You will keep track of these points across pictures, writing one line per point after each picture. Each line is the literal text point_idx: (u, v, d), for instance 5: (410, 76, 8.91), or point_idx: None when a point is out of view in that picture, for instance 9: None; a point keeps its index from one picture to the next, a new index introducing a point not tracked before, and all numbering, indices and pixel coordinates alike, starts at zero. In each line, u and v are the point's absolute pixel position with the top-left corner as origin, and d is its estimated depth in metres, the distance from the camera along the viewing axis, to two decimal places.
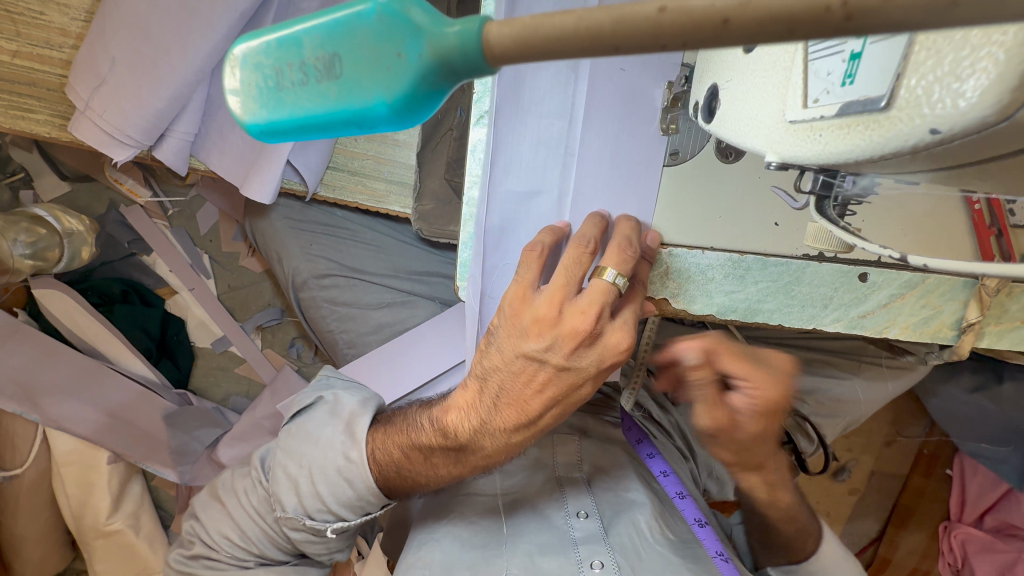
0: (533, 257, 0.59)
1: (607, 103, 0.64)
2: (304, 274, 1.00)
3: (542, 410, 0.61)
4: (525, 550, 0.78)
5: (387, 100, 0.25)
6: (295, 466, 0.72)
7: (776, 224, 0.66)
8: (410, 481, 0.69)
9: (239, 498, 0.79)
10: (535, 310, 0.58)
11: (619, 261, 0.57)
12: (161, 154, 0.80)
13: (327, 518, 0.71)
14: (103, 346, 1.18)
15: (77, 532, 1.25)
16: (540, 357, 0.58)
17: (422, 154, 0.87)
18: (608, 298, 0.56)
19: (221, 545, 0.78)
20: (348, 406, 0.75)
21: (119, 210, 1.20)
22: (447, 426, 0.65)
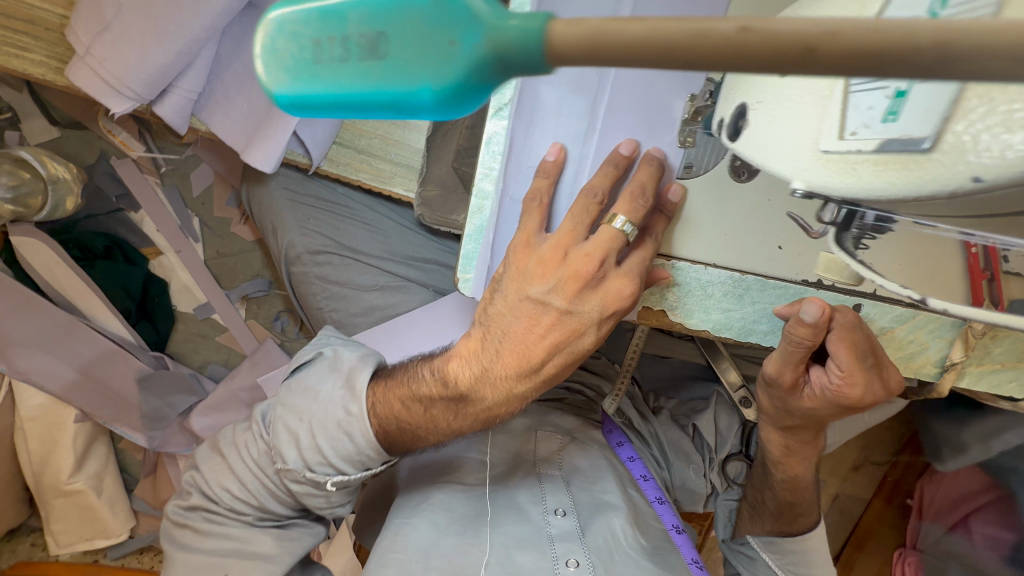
0: (535, 207, 0.61)
1: (634, 85, 0.61)
2: (299, 248, 0.98)
3: (544, 358, 0.62)
4: (503, 544, 0.77)
5: (433, 88, 0.24)
6: (297, 420, 0.67)
7: (778, 248, 0.67)
8: (411, 435, 0.65)
9: (240, 451, 0.70)
10: (539, 254, 0.60)
11: (630, 208, 0.59)
12: (161, 110, 0.75)
13: (328, 472, 0.66)
14: (81, 301, 1.15)
15: (37, 488, 1.23)
16: (545, 300, 0.60)
17: (432, 138, 0.86)
18: (616, 245, 0.58)
19: (221, 497, 0.69)
20: (348, 361, 0.70)
21: (109, 162, 1.15)
22: (448, 373, 0.64)
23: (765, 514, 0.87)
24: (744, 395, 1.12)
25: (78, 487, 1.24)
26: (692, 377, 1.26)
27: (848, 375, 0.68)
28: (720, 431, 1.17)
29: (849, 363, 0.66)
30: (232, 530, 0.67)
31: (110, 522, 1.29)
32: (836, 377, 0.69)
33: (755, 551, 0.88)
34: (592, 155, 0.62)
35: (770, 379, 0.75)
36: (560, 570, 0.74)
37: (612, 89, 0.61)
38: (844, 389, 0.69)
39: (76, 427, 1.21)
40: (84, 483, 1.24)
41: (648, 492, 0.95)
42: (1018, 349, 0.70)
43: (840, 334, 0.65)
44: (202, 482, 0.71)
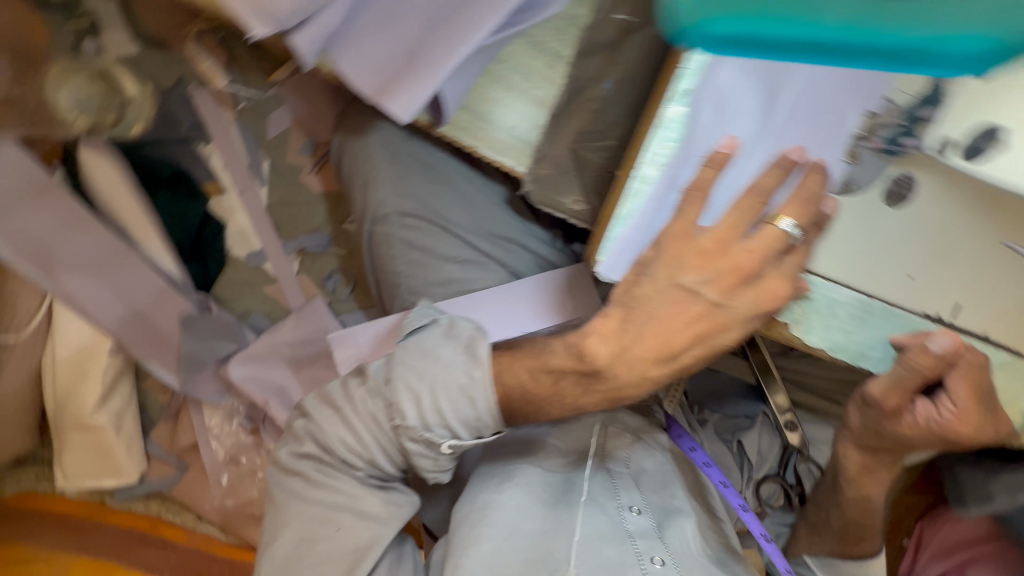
0: (699, 197, 0.58)
1: (815, 92, 0.60)
2: (389, 208, 0.95)
3: (684, 346, 0.60)
4: (586, 534, 0.75)
5: None
6: (416, 379, 0.64)
7: (908, 277, 0.67)
8: (534, 406, 0.66)
9: (354, 406, 0.66)
10: (697, 244, 0.58)
11: (799, 211, 0.57)
12: (298, 40, 0.71)
13: (443, 434, 0.64)
14: (136, 229, 1.09)
15: (57, 417, 1.17)
16: (697, 290, 0.58)
17: (555, 118, 0.83)
18: (779, 245, 0.57)
19: (336, 449, 0.66)
20: (466, 330, 0.68)
21: (186, 89, 1.08)
22: (585, 348, 0.62)
23: (824, 533, 0.88)
24: (790, 419, 1.14)
25: (99, 423, 1.18)
26: (739, 395, 1.26)
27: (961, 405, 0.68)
28: (761, 451, 1.20)
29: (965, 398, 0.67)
30: (344, 486, 0.66)
31: (124, 463, 1.23)
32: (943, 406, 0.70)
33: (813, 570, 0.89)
34: (758, 156, 0.60)
35: (871, 400, 0.75)
36: (646, 567, 0.73)
37: (794, 92, 0.60)
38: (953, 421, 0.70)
39: (107, 360, 1.14)
40: (106, 419, 1.18)
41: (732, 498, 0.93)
42: None
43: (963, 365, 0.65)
44: (315, 429, 0.68)
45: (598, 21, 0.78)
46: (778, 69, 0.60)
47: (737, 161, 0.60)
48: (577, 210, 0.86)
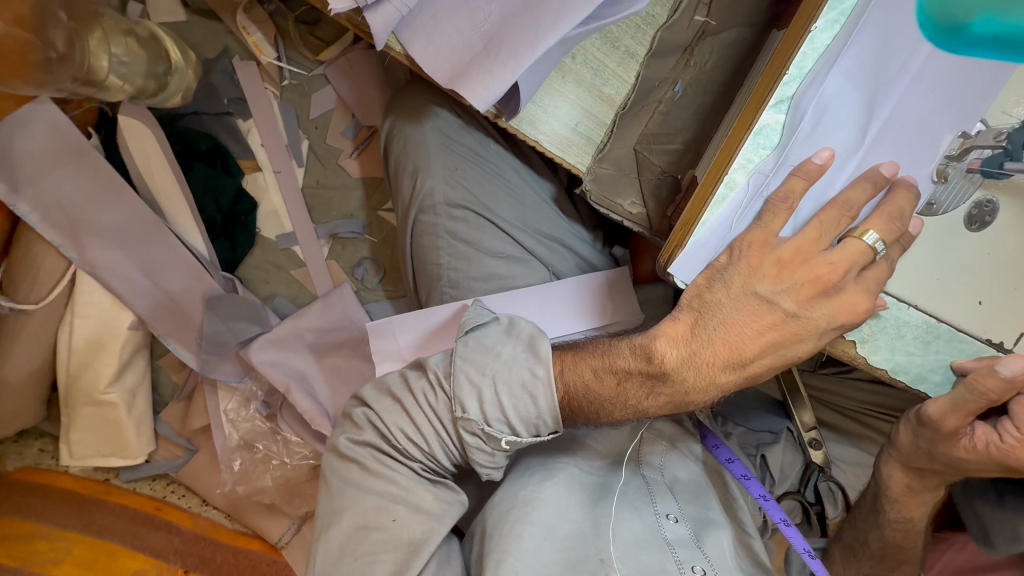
0: (783, 208, 0.56)
1: (913, 110, 0.59)
2: (438, 198, 0.93)
3: (756, 355, 0.59)
4: (627, 541, 0.73)
5: None
6: (477, 373, 0.62)
7: (980, 303, 0.66)
8: (596, 407, 0.63)
9: (414, 397, 0.64)
10: (778, 253, 0.57)
11: (884, 227, 0.56)
12: (372, 19, 0.69)
13: (503, 430, 0.61)
14: (167, 202, 1.05)
15: (69, 392, 1.13)
16: (772, 300, 0.57)
17: (622, 116, 0.81)
18: (862, 260, 0.56)
19: (393, 437, 0.64)
20: (527, 330, 0.64)
21: (230, 60, 1.06)
22: (653, 350, 0.61)
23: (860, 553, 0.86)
24: (813, 437, 1.17)
25: (112, 399, 1.14)
26: (765, 410, 1.24)
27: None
28: (783, 468, 1.19)
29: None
30: (399, 478, 0.63)
31: (133, 442, 1.19)
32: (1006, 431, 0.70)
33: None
34: (849, 168, 0.58)
35: (928, 420, 0.74)
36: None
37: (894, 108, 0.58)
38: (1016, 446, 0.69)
39: (127, 335, 1.11)
40: (118, 396, 1.14)
41: (772, 512, 0.87)
42: None
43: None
44: (377, 420, 0.66)
45: (675, 21, 0.77)
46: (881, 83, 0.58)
47: (829, 172, 0.58)
48: (634, 213, 0.84)
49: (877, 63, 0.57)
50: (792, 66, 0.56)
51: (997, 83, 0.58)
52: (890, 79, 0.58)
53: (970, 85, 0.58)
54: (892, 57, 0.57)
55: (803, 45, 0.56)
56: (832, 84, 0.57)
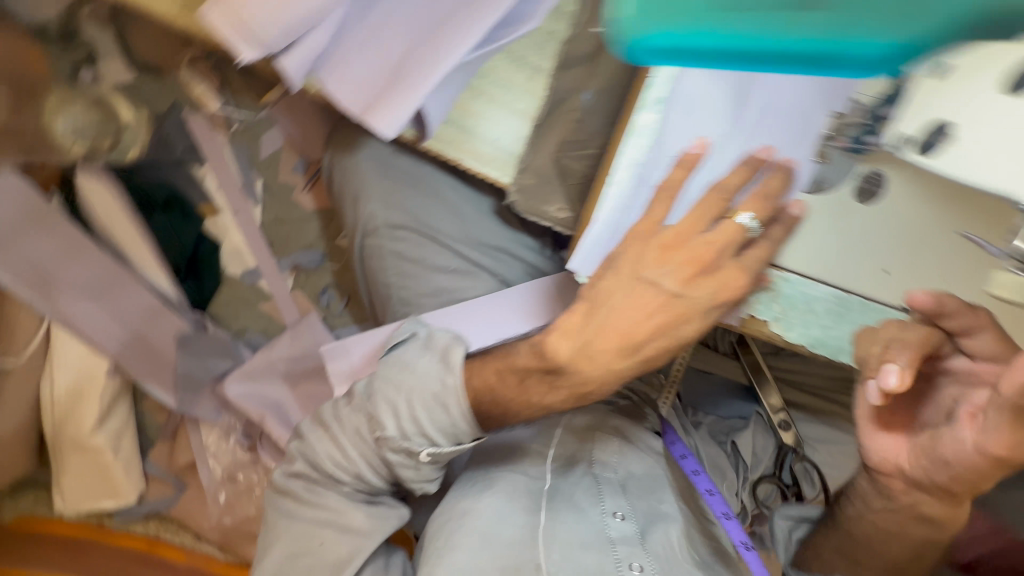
0: (666, 196, 0.60)
1: (784, 96, 0.62)
2: (379, 220, 0.98)
3: (647, 338, 0.61)
4: (566, 542, 0.75)
5: (887, 29, 0.39)
6: (393, 391, 0.66)
7: (885, 271, 0.67)
8: (504, 408, 0.67)
9: (339, 421, 0.70)
10: (661, 237, 0.60)
11: (758, 206, 0.59)
12: (286, 62, 0.73)
13: (422, 442, 0.65)
14: (133, 252, 1.11)
15: (55, 440, 1.17)
16: (658, 282, 0.60)
17: (537, 128, 0.85)
18: (738, 238, 0.59)
19: (322, 464, 0.69)
20: (442, 340, 0.69)
21: (181, 113, 1.11)
22: (546, 347, 0.65)
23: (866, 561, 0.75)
24: (785, 418, 1.14)
25: (98, 443, 1.19)
26: (732, 397, 1.27)
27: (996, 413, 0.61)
28: (755, 452, 1.18)
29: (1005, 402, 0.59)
30: (328, 501, 0.68)
31: (122, 484, 1.23)
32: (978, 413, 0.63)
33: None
34: (728, 156, 0.63)
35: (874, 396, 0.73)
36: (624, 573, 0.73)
37: (763, 96, 0.62)
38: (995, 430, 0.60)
39: (106, 380, 1.16)
40: (104, 439, 1.19)
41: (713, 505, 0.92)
42: None
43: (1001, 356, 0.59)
44: (307, 450, 0.71)
45: (575, 35, 0.82)
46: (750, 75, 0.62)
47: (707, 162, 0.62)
48: (562, 218, 0.86)
49: None
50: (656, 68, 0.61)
51: None
52: (757, 71, 0.62)
53: None
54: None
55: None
56: (699, 80, 0.61)
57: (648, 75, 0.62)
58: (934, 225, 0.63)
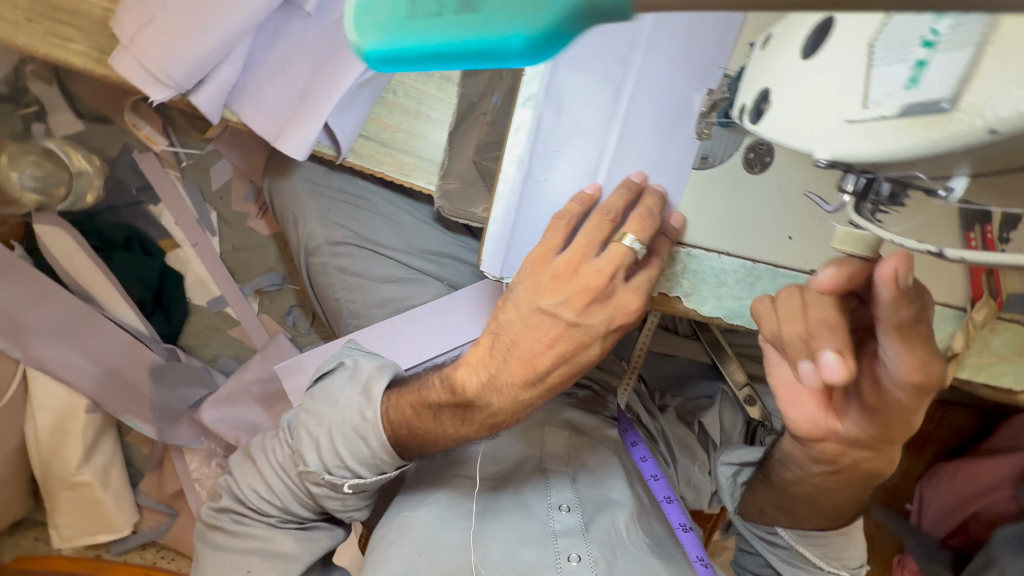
0: (560, 223, 0.64)
1: (658, 80, 0.65)
2: (319, 238, 1.01)
3: (550, 367, 0.64)
4: (505, 538, 0.79)
5: (525, 35, 0.25)
6: (316, 425, 0.72)
7: (788, 237, 0.67)
8: (421, 440, 0.69)
9: (267, 455, 0.78)
10: (553, 267, 0.63)
11: (640, 227, 0.60)
12: (197, 100, 0.78)
13: (345, 474, 0.71)
14: (98, 293, 1.16)
15: (44, 480, 1.21)
16: (554, 312, 0.62)
17: (454, 133, 0.87)
18: (625, 262, 0.60)
19: (249, 499, 0.77)
20: (366, 370, 0.74)
21: (131, 155, 1.18)
22: (456, 380, 0.68)
23: (801, 513, 0.77)
24: (749, 395, 1.08)
25: (85, 479, 1.22)
26: (698, 375, 1.21)
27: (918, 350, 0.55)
28: (724, 429, 1.14)
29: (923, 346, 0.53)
30: (257, 531, 0.75)
31: (115, 516, 1.28)
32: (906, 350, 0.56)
33: (788, 542, 0.80)
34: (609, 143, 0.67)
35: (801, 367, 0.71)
36: (563, 565, 0.76)
37: (635, 83, 0.65)
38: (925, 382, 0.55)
39: (87, 418, 1.20)
40: (91, 476, 1.23)
41: (658, 490, 0.96)
42: (1018, 344, 0.71)
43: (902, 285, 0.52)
44: (233, 485, 0.79)
45: None
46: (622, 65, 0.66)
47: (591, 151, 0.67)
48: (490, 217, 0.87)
49: (606, 50, 0.65)
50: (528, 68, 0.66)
51: (730, 37, 0.61)
52: (627, 60, 0.65)
53: (704, 45, 0.62)
54: (620, 39, 0.65)
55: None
56: (571, 77, 0.66)
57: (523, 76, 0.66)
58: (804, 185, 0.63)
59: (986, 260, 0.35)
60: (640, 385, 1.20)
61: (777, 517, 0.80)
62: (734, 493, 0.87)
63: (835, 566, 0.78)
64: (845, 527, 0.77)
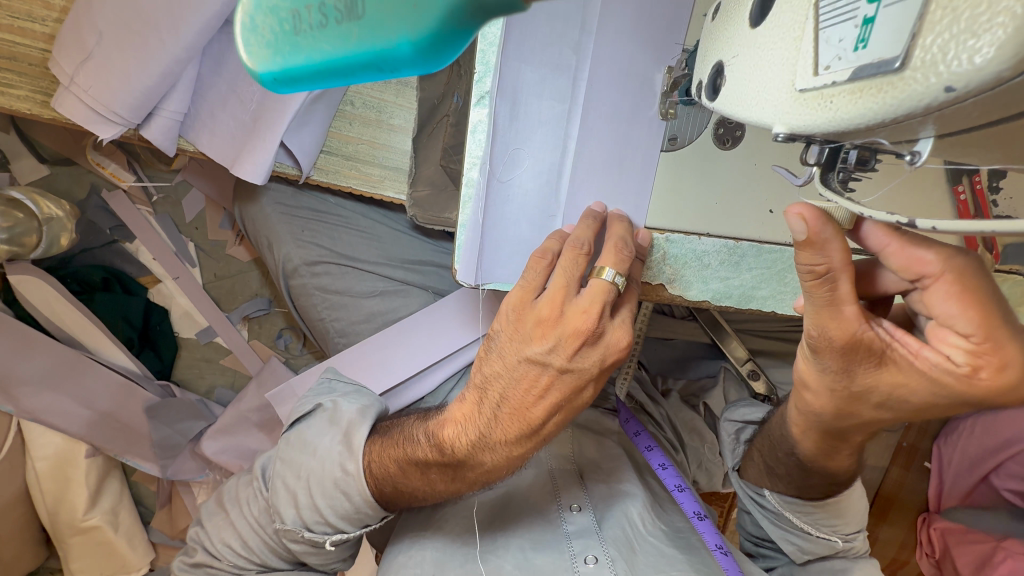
0: (542, 263, 0.61)
1: (613, 63, 0.62)
2: (295, 261, 0.99)
3: (543, 417, 0.62)
4: (518, 546, 0.76)
5: (411, 39, 0.25)
6: (294, 478, 0.72)
7: (770, 211, 0.65)
8: (410, 496, 0.69)
9: (241, 508, 0.79)
10: (536, 312, 0.60)
11: (616, 259, 0.59)
12: (149, 133, 0.78)
13: (325, 531, 0.71)
14: (84, 336, 1.15)
15: (52, 529, 1.16)
16: (543, 360, 0.60)
17: (418, 139, 0.84)
18: (608, 297, 0.58)
19: (223, 554, 0.78)
20: (347, 415, 0.75)
21: (100, 195, 1.18)
22: (444, 440, 0.65)
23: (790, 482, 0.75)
24: (752, 368, 1.02)
25: (94, 524, 1.17)
26: (698, 355, 1.15)
27: (877, 368, 0.49)
28: None
29: (859, 337, 0.47)
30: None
31: (129, 557, 1.23)
32: (882, 372, 0.49)
33: (776, 506, 0.77)
34: (574, 135, 0.66)
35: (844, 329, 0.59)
36: (579, 568, 0.72)
37: (590, 70, 0.63)
38: (837, 372, 0.51)
39: (88, 462, 1.16)
40: (100, 519, 1.18)
41: (669, 479, 0.91)
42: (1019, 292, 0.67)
43: (987, 312, 0.43)
44: (207, 540, 0.81)
45: None
46: (576, 56, 0.63)
47: (553, 147, 0.66)
48: None
49: (555, 40, 0.63)
50: (477, 64, 0.61)
51: (683, 14, 0.61)
52: (579, 46, 0.63)
53: (657, 25, 0.61)
54: (569, 25, 0.62)
55: (479, 44, 0.61)
56: (525, 72, 0.63)
57: (473, 75, 0.63)
58: (760, 161, 0.64)
59: (957, 229, 0.31)
60: (640, 372, 1.14)
61: (766, 482, 0.77)
62: (734, 450, 0.83)
63: (825, 532, 0.76)
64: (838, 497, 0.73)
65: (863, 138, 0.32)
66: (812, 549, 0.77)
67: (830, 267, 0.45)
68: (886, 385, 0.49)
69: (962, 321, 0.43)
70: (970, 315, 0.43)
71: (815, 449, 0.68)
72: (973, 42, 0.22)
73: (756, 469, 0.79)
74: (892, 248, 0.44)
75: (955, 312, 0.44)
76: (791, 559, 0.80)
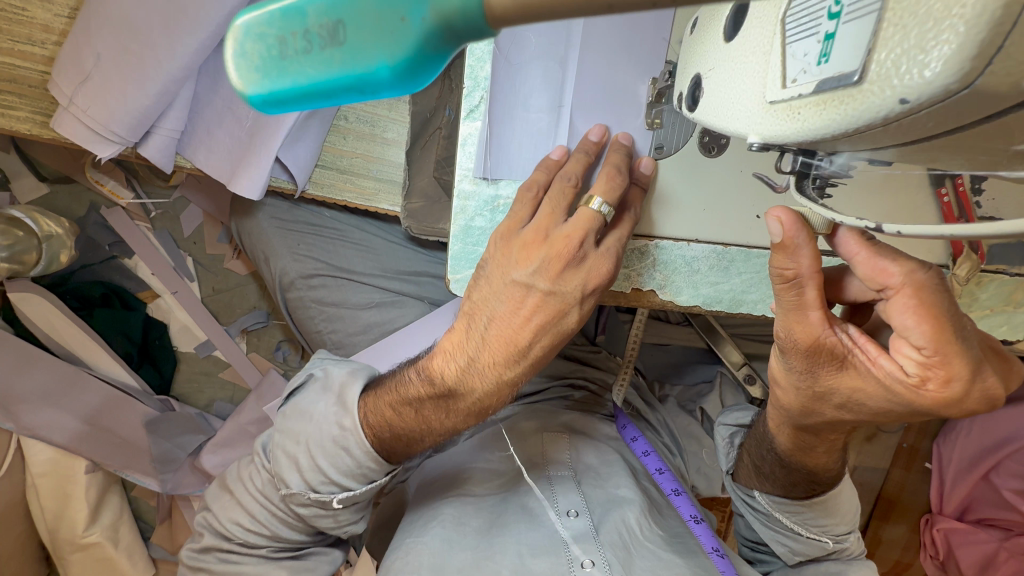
0: (527, 196, 0.62)
1: (597, 71, 0.64)
2: (292, 274, 1.00)
3: (531, 340, 0.62)
4: (515, 551, 0.75)
5: (389, 64, 0.27)
6: (293, 444, 0.73)
7: (757, 217, 0.67)
8: (404, 436, 0.68)
9: (245, 484, 0.79)
10: (522, 237, 0.61)
11: (606, 190, 0.60)
12: (146, 151, 0.80)
13: (332, 490, 0.71)
14: (83, 352, 1.16)
15: (52, 546, 1.15)
16: (529, 283, 0.60)
17: (411, 152, 0.85)
18: (594, 225, 0.59)
19: (233, 533, 0.78)
20: (338, 378, 0.75)
21: (99, 212, 1.20)
22: (434, 371, 0.66)
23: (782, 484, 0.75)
24: (748, 372, 1.04)
25: (93, 541, 1.16)
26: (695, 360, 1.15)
27: (839, 371, 0.49)
28: None
29: (822, 341, 0.48)
30: (246, 568, 0.77)
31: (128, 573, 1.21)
32: (843, 375, 0.49)
33: (766, 507, 0.78)
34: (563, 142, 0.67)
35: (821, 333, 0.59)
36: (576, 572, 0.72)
37: (574, 79, 0.65)
38: (802, 373, 0.51)
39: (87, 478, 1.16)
40: (99, 535, 1.16)
41: (666, 484, 0.94)
42: (1006, 292, 0.67)
43: (942, 326, 0.42)
44: (213, 521, 0.81)
45: None
46: (559, 67, 0.65)
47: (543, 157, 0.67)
48: None
49: (541, 51, 0.65)
50: (466, 79, 0.64)
51: (664, 26, 0.62)
52: (564, 59, 0.65)
53: (640, 43, 0.63)
54: (555, 43, 0.64)
55: (467, 60, 0.64)
56: (513, 85, 0.65)
57: (464, 90, 0.66)
58: (744, 163, 0.65)
59: (922, 233, 0.33)
60: (637, 377, 1.13)
61: (756, 483, 0.78)
62: (728, 454, 0.83)
63: (815, 533, 0.76)
64: (828, 496, 0.73)
65: (833, 146, 0.33)
66: (804, 550, 0.77)
67: (799, 272, 0.46)
68: (846, 389, 0.50)
69: (917, 335, 0.43)
70: (924, 329, 0.42)
71: (802, 449, 0.68)
72: (922, 57, 0.24)
73: (748, 470, 0.79)
74: (861, 257, 0.45)
75: (910, 325, 0.43)
76: (784, 561, 0.81)
